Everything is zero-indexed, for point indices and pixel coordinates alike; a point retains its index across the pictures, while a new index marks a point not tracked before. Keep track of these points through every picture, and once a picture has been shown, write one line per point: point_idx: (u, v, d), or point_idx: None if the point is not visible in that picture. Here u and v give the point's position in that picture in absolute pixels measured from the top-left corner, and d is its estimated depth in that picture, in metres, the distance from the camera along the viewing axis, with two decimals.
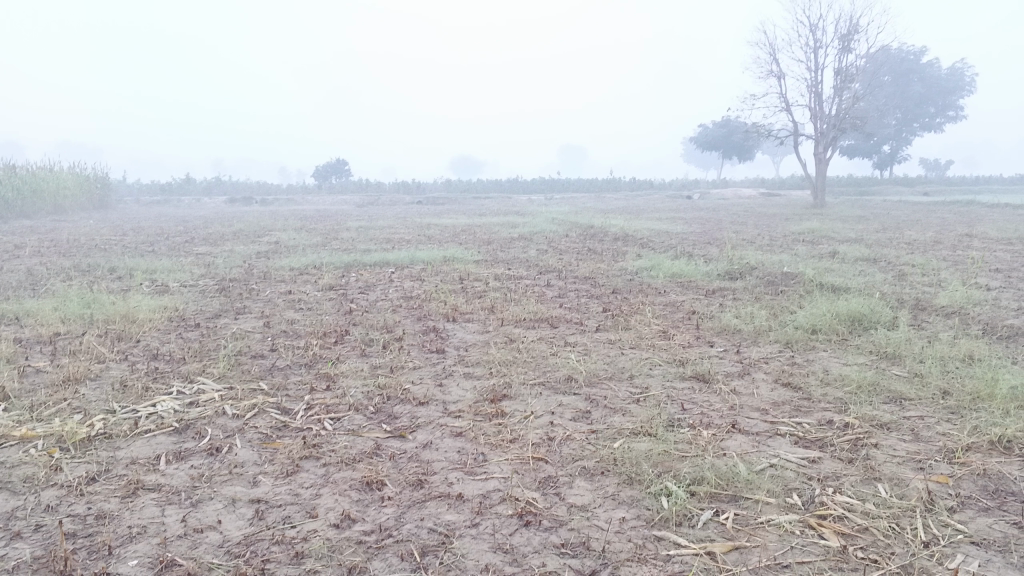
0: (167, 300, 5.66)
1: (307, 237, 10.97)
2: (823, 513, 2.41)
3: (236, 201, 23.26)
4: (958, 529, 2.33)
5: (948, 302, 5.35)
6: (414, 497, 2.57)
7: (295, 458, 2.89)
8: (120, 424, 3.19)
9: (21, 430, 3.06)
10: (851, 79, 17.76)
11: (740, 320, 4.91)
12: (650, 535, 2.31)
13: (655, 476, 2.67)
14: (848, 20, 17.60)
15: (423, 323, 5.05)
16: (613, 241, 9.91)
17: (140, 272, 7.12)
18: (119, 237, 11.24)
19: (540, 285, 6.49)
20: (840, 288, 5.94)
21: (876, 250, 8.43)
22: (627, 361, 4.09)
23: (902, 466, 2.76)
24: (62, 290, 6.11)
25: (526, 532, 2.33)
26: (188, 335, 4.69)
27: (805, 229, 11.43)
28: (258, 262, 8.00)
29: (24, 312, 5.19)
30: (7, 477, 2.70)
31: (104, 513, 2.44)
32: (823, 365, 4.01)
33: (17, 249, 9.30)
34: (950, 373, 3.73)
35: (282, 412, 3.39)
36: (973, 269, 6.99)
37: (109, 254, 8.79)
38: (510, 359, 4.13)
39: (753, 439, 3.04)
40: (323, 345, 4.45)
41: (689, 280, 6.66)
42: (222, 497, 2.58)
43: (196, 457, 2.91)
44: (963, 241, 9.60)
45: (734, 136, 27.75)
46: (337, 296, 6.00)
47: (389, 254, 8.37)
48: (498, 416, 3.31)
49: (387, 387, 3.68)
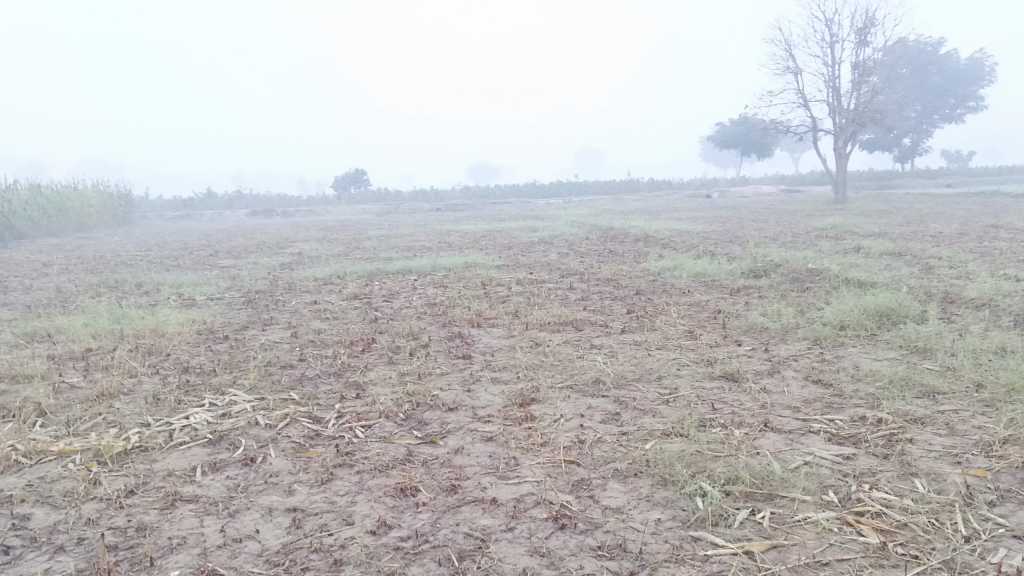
0: (194, 314, 5.71)
1: (328, 247, 11.06)
2: (860, 510, 2.40)
3: (258, 213, 23.46)
4: (1000, 523, 2.30)
5: (978, 294, 5.28)
6: (448, 502, 2.58)
7: (328, 466, 2.91)
8: (155, 436, 3.23)
9: (59, 446, 3.11)
10: (871, 72, 17.55)
11: (766, 318, 4.88)
12: (688, 535, 2.30)
13: (689, 477, 2.66)
14: (864, 13, 17.42)
15: (448, 328, 5.07)
16: (634, 242, 9.92)
17: (167, 287, 7.20)
18: (144, 252, 11.39)
19: (563, 289, 6.48)
20: (866, 283, 5.88)
21: (901, 244, 8.34)
22: (654, 362, 4.09)
23: (939, 460, 2.73)
24: (91, 307, 6.19)
25: (561, 535, 2.33)
26: (218, 348, 4.73)
27: (827, 224, 11.34)
28: (282, 273, 8.07)
29: (55, 330, 5.26)
30: (47, 492, 2.74)
31: (144, 525, 2.47)
32: (854, 361, 3.97)
33: (44, 268, 9.40)
34: (982, 366, 3.68)
35: (314, 421, 3.41)
36: (1001, 260, 6.90)
37: (136, 270, 8.91)
38: (537, 363, 4.14)
39: (786, 437, 3.02)
40: (351, 354, 4.47)
41: (713, 279, 6.63)
42: (259, 507, 2.60)
43: (231, 468, 2.94)
44: (989, 232, 9.46)
45: (752, 134, 27.56)
46: (362, 304, 6.04)
47: (411, 261, 8.42)
48: (528, 420, 3.32)
49: (416, 394, 3.69)
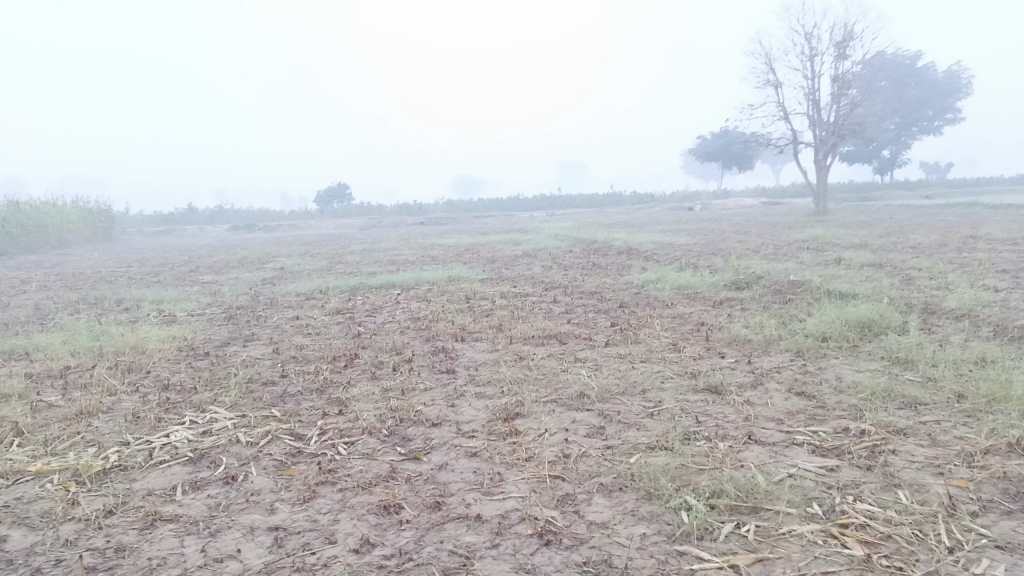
0: (175, 330, 5.66)
1: (311, 262, 11.02)
2: (845, 522, 2.40)
3: (240, 227, 23.33)
4: (983, 533, 2.31)
5: (958, 305, 5.33)
6: (432, 519, 2.56)
7: (311, 484, 2.88)
8: (135, 455, 3.19)
9: (36, 466, 3.06)
10: (849, 85, 17.75)
11: (749, 331, 4.90)
12: (673, 550, 2.29)
13: (674, 491, 2.65)
14: (842, 27, 17.63)
15: (432, 343, 5.05)
16: (617, 255, 9.95)
17: (147, 303, 7.13)
18: (125, 268, 11.30)
19: (546, 302, 6.48)
20: (848, 294, 5.92)
21: (881, 255, 8.41)
22: (639, 375, 4.09)
23: (921, 471, 2.74)
24: (70, 324, 6.13)
25: (547, 551, 2.32)
26: (199, 364, 4.69)
27: (809, 236, 11.43)
28: (264, 289, 8.02)
29: (33, 347, 5.19)
30: (24, 513, 2.69)
31: (123, 546, 2.43)
32: (836, 372, 3.99)
33: (22, 285, 9.30)
34: (963, 377, 3.71)
35: (296, 438, 3.38)
36: (979, 271, 6.97)
37: (116, 286, 8.83)
38: (521, 377, 4.12)
39: (770, 449, 3.02)
40: (334, 370, 4.44)
41: (696, 292, 6.66)
42: (241, 526, 2.57)
43: (212, 486, 2.90)
44: (968, 243, 9.56)
45: (733, 147, 27.78)
46: (345, 319, 6.01)
47: (395, 276, 8.39)
48: (512, 434, 3.30)
49: (399, 409, 3.66)
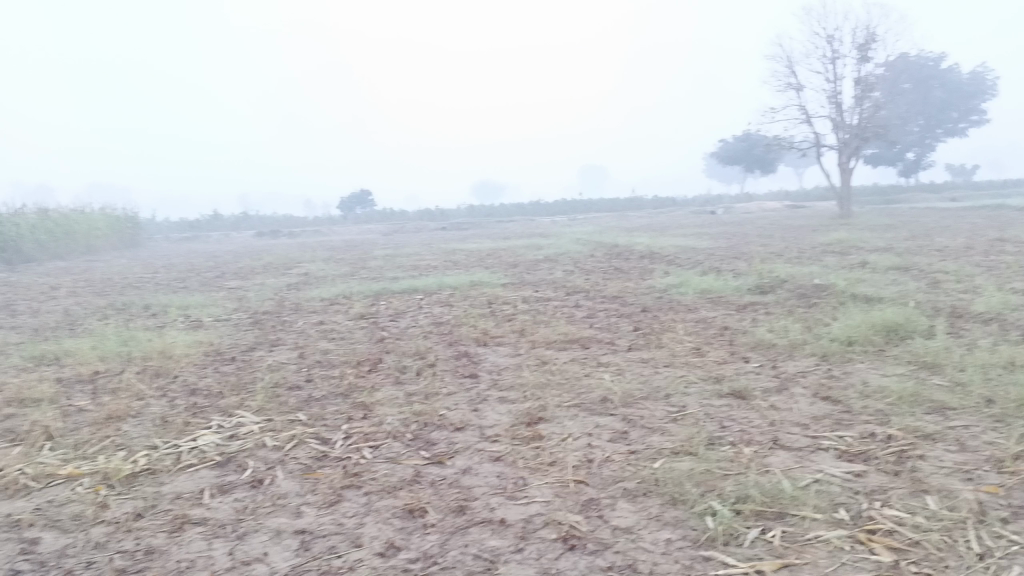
0: (202, 335, 5.73)
1: (334, 267, 11.10)
2: (873, 528, 2.38)
3: (264, 233, 23.55)
4: (1013, 540, 2.28)
5: (986, 309, 5.26)
6: (457, 523, 2.57)
7: (336, 487, 2.91)
8: (163, 459, 3.23)
9: (68, 469, 3.11)
10: (873, 87, 17.58)
11: (773, 335, 4.87)
12: (698, 555, 2.29)
13: (699, 496, 2.64)
14: (865, 29, 17.47)
15: (454, 348, 5.07)
16: (639, 259, 9.93)
17: (175, 309, 7.22)
18: (151, 274, 11.45)
19: (569, 306, 6.48)
20: (873, 298, 5.87)
21: (907, 258, 8.33)
22: (662, 379, 4.07)
23: (950, 477, 2.71)
24: (99, 329, 6.22)
25: (571, 556, 2.32)
26: (225, 369, 4.74)
27: (833, 239, 11.34)
28: (288, 294, 8.09)
29: (63, 353, 5.27)
30: (56, 515, 2.74)
31: (152, 549, 2.47)
32: (862, 377, 3.96)
33: (52, 291, 9.45)
34: (991, 381, 3.66)
35: (322, 442, 3.41)
36: (1008, 273, 6.88)
37: (143, 292, 8.95)
38: (544, 381, 4.13)
39: (795, 454, 3.00)
40: (358, 374, 4.47)
41: (719, 296, 6.63)
42: (268, 530, 2.59)
43: (239, 490, 2.93)
44: (995, 246, 9.44)
45: (755, 150, 27.61)
46: (368, 324, 6.04)
47: (417, 281, 8.43)
48: (536, 439, 3.31)
49: (423, 414, 3.68)
